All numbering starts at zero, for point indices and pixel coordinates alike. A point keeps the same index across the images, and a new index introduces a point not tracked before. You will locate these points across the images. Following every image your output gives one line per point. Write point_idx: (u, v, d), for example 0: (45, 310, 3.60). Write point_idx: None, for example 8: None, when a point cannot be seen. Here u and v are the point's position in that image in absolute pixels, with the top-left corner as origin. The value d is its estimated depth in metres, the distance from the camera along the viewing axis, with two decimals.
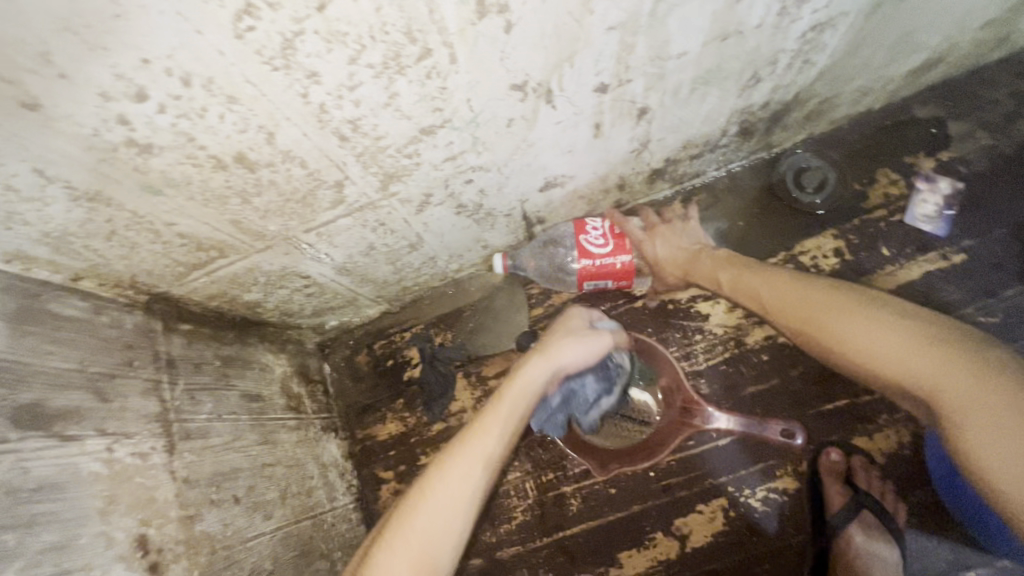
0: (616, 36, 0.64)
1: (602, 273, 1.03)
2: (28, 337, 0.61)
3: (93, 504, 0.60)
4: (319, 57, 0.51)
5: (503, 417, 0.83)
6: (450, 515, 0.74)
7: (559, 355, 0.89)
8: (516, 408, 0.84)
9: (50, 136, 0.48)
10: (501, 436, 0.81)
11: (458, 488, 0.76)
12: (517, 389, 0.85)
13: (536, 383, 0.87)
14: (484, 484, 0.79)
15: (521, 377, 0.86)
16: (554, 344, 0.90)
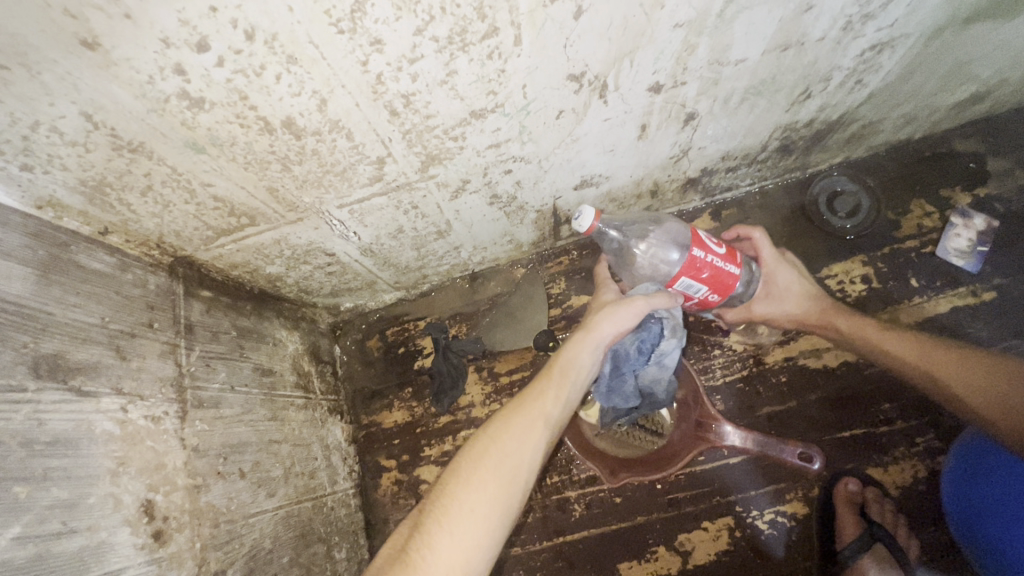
0: (681, 34, 0.63)
1: (708, 277, 0.80)
2: (54, 287, 0.60)
3: (104, 464, 0.59)
4: (386, 24, 0.49)
5: (561, 378, 0.77)
6: (517, 468, 0.68)
7: (605, 320, 0.80)
8: (573, 370, 0.78)
9: (105, 79, 0.47)
10: (560, 396, 0.76)
11: (523, 440, 0.71)
12: (570, 353, 0.79)
13: (589, 351, 0.79)
14: (548, 443, 0.73)
15: (574, 342, 0.80)
16: (602, 310, 0.83)
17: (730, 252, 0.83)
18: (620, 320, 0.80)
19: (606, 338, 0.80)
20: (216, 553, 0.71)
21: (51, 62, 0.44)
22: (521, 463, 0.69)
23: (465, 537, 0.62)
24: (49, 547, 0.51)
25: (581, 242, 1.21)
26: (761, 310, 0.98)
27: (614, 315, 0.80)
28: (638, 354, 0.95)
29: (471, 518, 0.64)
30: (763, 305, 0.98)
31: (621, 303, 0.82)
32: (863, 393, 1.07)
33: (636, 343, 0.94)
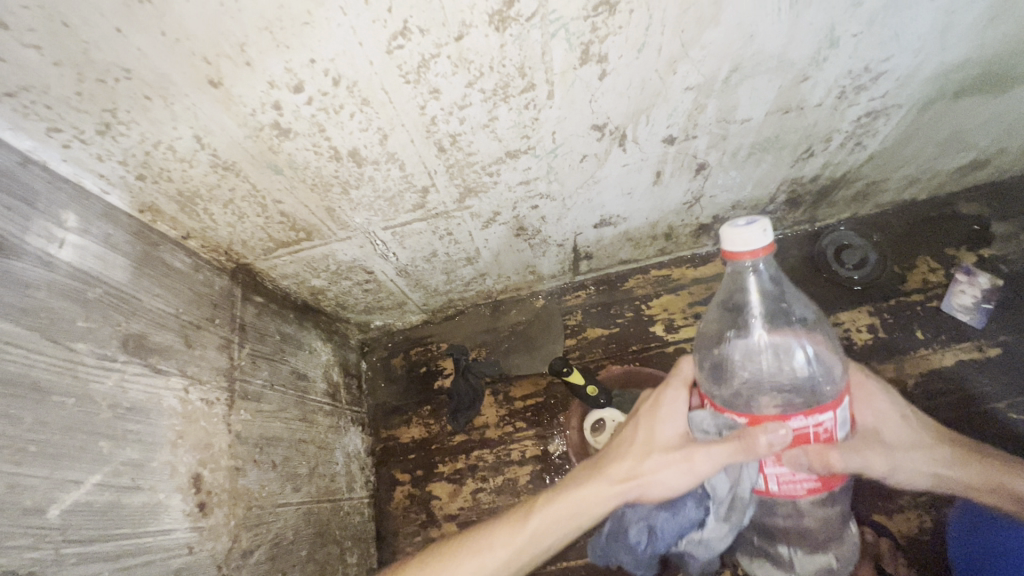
0: (691, 95, 0.73)
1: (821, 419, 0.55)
2: (144, 278, 0.70)
3: (167, 434, 0.67)
4: (444, 77, 0.60)
5: (557, 520, 0.70)
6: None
7: (642, 475, 0.68)
8: (563, 520, 0.70)
9: (219, 110, 0.58)
10: (517, 556, 0.70)
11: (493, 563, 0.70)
12: (566, 505, 0.70)
13: (597, 506, 0.69)
14: None
15: (587, 488, 0.70)
16: (637, 460, 0.69)
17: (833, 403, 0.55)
18: (645, 483, 0.68)
19: (626, 492, 0.69)
20: (247, 534, 0.77)
21: (182, 95, 0.55)
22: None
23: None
24: (122, 497, 0.58)
25: (598, 278, 1.30)
26: (899, 467, 0.73)
27: (654, 476, 0.67)
28: (661, 535, 0.75)
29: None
30: (900, 456, 0.73)
31: (665, 457, 0.67)
32: None
33: (652, 518, 0.75)
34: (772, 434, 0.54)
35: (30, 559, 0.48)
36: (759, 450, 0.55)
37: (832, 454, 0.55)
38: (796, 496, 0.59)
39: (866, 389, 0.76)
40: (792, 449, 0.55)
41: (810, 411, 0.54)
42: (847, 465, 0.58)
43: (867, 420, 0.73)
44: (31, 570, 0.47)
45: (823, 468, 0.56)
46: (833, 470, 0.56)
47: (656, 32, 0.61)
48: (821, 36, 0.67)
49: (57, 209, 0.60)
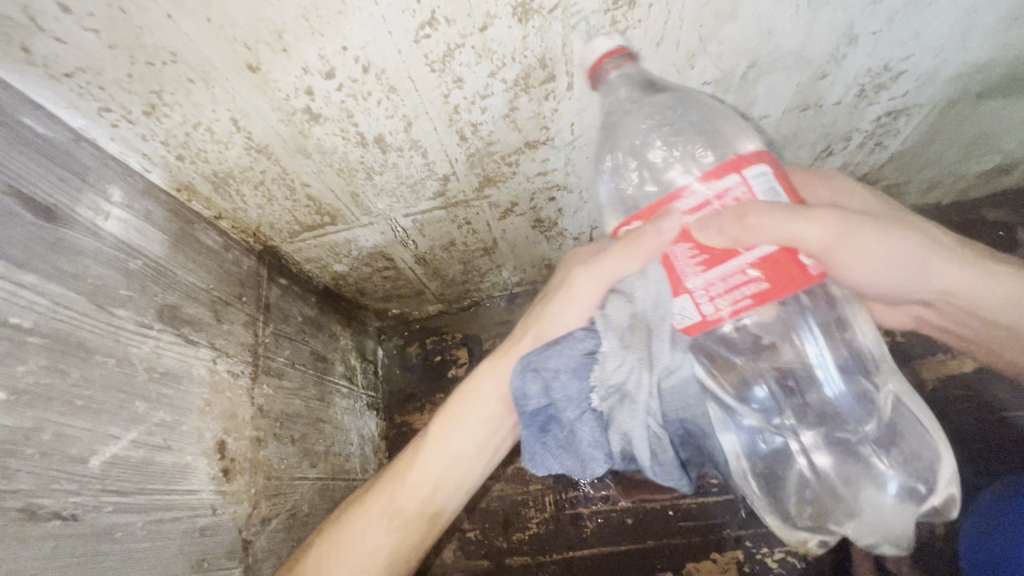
0: (709, 90, 0.75)
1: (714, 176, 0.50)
2: (180, 254, 0.74)
3: (196, 401, 0.71)
4: (468, 66, 0.63)
5: (473, 407, 0.74)
6: (428, 493, 0.73)
7: (534, 331, 0.71)
8: (467, 404, 0.74)
9: (255, 94, 0.62)
10: (432, 450, 0.74)
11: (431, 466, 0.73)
12: (467, 389, 0.75)
13: (493, 379, 0.74)
14: (415, 496, 0.73)
15: (489, 368, 0.74)
16: (535, 319, 0.72)
17: (730, 165, 0.51)
18: (546, 332, 0.70)
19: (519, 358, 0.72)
20: (265, 503, 0.81)
21: (222, 79, 0.59)
22: (430, 492, 0.73)
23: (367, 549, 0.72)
24: (154, 456, 0.62)
25: None
26: (931, 274, 0.66)
27: (551, 318, 0.69)
28: (564, 393, 0.66)
29: (378, 533, 0.72)
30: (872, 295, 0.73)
31: (562, 302, 0.69)
32: None
33: (554, 367, 0.66)
34: (665, 219, 0.52)
35: (72, 503, 0.51)
36: (649, 232, 0.54)
37: (748, 213, 0.48)
38: (739, 313, 0.50)
39: (832, 179, 0.78)
40: (700, 218, 0.50)
41: (705, 178, 0.50)
42: (785, 242, 0.50)
43: (881, 211, 0.71)
44: (73, 514, 0.51)
45: (747, 247, 0.49)
46: (760, 242, 0.49)
47: (675, 26, 0.63)
48: (839, 34, 0.68)
49: (104, 184, 0.64)
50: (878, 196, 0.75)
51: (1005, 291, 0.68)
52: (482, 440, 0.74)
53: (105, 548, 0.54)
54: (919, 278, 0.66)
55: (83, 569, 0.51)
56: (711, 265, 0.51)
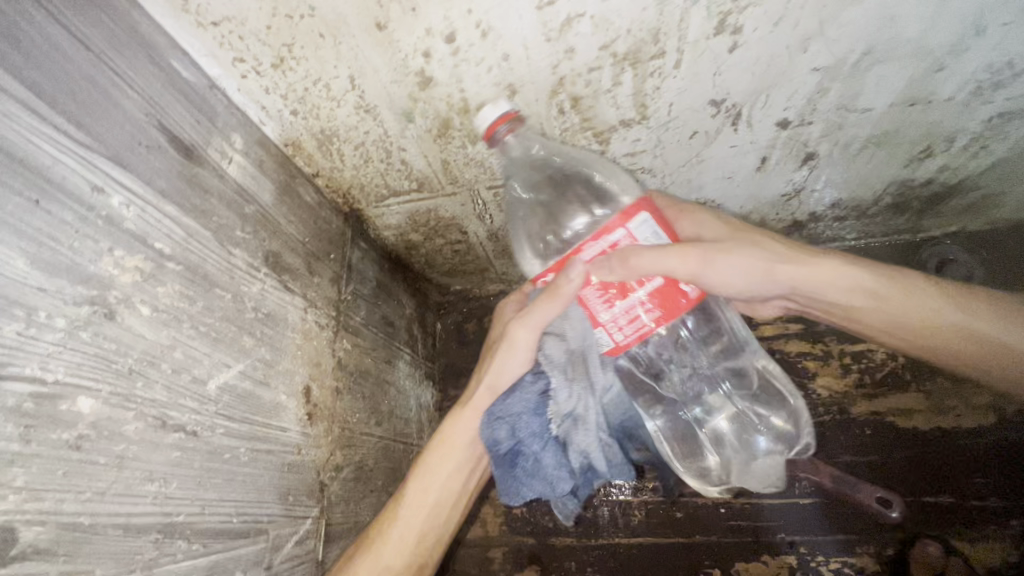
0: (816, 77, 0.73)
1: (608, 232, 0.63)
2: (284, 205, 0.78)
3: (290, 344, 0.74)
4: (583, 36, 0.64)
5: (443, 456, 0.80)
6: (405, 549, 0.77)
7: (487, 380, 0.79)
8: (440, 452, 0.80)
9: (377, 54, 0.64)
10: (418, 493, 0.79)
11: (408, 521, 0.78)
12: (440, 439, 0.81)
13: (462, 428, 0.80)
14: (407, 537, 0.77)
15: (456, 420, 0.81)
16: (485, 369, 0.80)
17: (618, 218, 0.63)
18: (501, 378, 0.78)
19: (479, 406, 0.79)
20: (340, 451, 0.85)
21: (350, 35, 0.62)
22: (406, 547, 0.77)
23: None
24: (256, 390, 0.66)
25: None
26: (781, 276, 0.78)
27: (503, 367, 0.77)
28: (528, 431, 0.74)
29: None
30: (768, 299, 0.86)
31: (506, 352, 0.77)
32: (957, 461, 1.03)
33: (517, 410, 0.74)
34: (573, 271, 0.64)
35: (193, 420, 0.55)
36: (564, 286, 0.65)
37: (637, 259, 0.62)
38: (639, 334, 0.66)
39: (695, 217, 0.90)
40: (597, 262, 0.63)
41: (597, 237, 0.62)
42: (666, 272, 0.65)
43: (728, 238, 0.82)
44: (194, 429, 0.55)
45: (639, 284, 0.64)
46: (646, 276, 0.64)
47: (796, 6, 0.62)
48: (967, 23, 0.65)
49: (229, 131, 0.68)
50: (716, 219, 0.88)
51: (848, 282, 0.78)
52: (454, 491, 0.81)
53: (217, 467, 0.58)
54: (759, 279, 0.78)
55: (200, 482, 0.55)
56: (615, 300, 0.65)
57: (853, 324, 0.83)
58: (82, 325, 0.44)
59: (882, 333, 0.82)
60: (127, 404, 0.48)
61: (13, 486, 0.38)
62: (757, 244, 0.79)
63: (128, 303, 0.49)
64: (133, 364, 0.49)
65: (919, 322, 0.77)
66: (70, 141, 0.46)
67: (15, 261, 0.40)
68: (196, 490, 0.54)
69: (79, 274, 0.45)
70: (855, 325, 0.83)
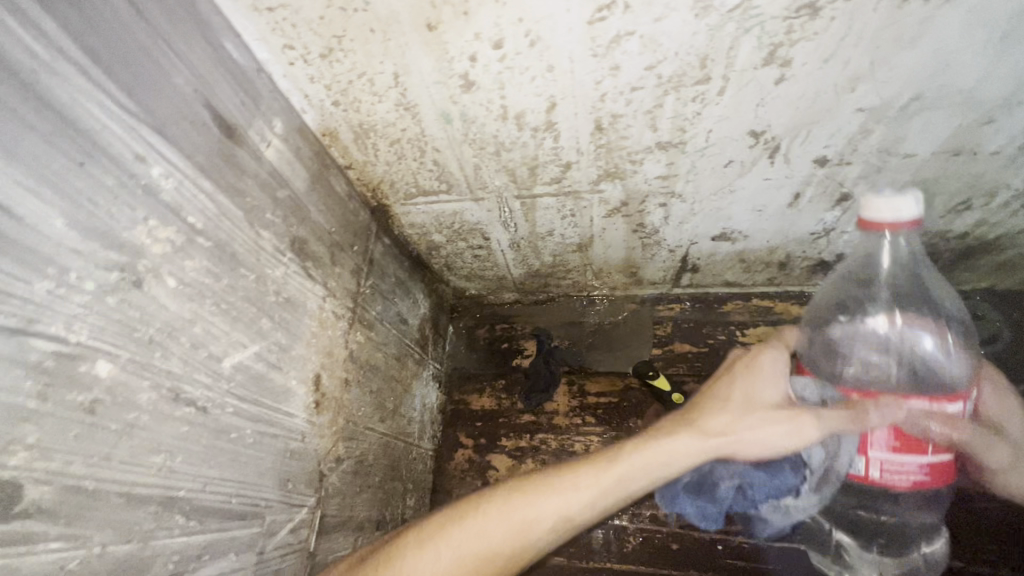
0: (861, 117, 0.72)
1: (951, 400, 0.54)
2: (315, 193, 0.79)
3: (306, 330, 0.75)
4: (630, 55, 0.64)
5: (644, 471, 0.62)
6: (563, 518, 0.60)
7: (748, 428, 0.63)
8: (655, 472, 0.62)
9: (424, 53, 0.65)
10: (603, 499, 0.61)
11: (583, 492, 0.61)
12: (661, 452, 0.63)
13: (689, 459, 0.62)
14: (558, 537, 0.61)
15: (677, 438, 0.64)
16: (736, 420, 0.64)
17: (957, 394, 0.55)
18: (746, 441, 0.63)
19: (721, 450, 0.63)
20: (341, 443, 0.84)
21: (400, 34, 0.62)
22: (567, 518, 0.60)
23: (484, 549, 0.59)
24: (267, 373, 0.66)
25: (697, 295, 1.29)
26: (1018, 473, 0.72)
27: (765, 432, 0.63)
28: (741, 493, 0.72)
29: (490, 542, 0.59)
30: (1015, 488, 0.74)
31: (784, 418, 0.63)
32: (967, 525, 0.98)
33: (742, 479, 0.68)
34: (884, 407, 0.54)
35: (205, 396, 0.55)
36: (866, 420, 0.55)
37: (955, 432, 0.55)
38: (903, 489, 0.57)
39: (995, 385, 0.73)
40: (898, 404, 0.54)
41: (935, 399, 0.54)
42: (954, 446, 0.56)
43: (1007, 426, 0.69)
44: (204, 405, 0.55)
45: (936, 451, 0.55)
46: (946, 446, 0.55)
47: (850, 44, 0.61)
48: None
49: (271, 115, 0.69)
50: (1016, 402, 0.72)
51: None
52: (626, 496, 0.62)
53: (221, 445, 0.57)
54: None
55: (203, 459, 0.55)
56: (901, 451, 0.55)
57: None
58: (110, 290, 0.45)
59: None
60: (142, 373, 0.48)
61: (24, 443, 0.38)
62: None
63: (156, 273, 0.50)
64: (153, 334, 0.49)
65: None
66: (118, 108, 0.46)
67: (54, 220, 0.40)
68: (199, 466, 0.54)
69: (112, 239, 0.45)
70: None
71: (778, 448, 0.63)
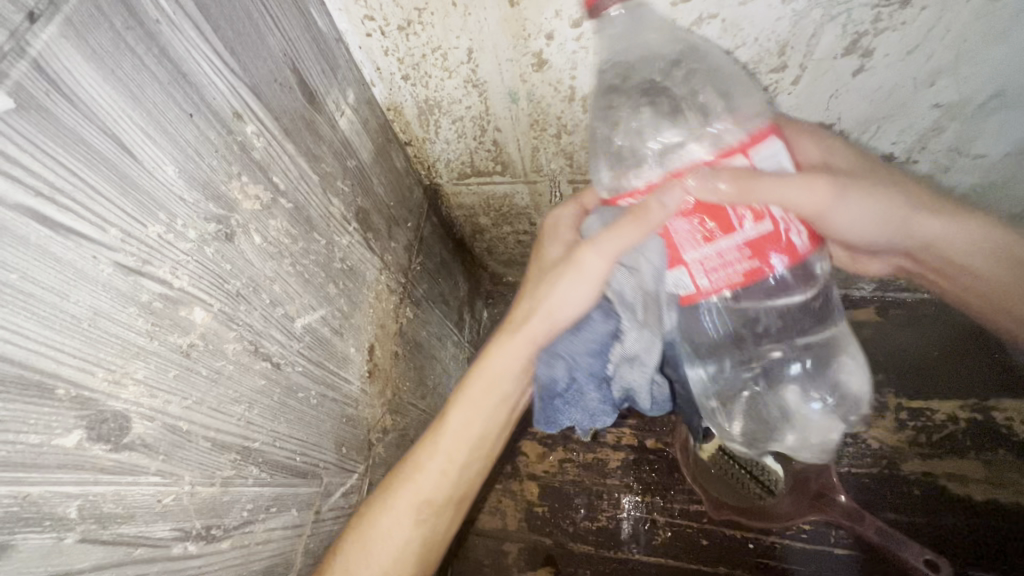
0: (937, 114, 0.70)
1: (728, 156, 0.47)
2: (377, 165, 0.80)
3: (364, 299, 0.76)
4: (709, 39, 0.63)
5: (477, 394, 0.65)
6: (441, 472, 0.64)
7: (549, 298, 0.62)
8: (488, 384, 0.65)
9: (501, 28, 0.65)
10: (455, 437, 0.65)
11: (440, 443, 0.65)
12: (487, 373, 0.65)
13: (518, 359, 0.65)
14: (444, 486, 0.64)
15: (495, 351, 0.66)
16: (535, 300, 0.64)
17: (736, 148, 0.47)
18: (549, 310, 0.62)
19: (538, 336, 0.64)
20: (388, 414, 0.85)
21: (481, 8, 0.63)
22: (443, 471, 0.64)
23: (391, 534, 0.63)
24: (331, 338, 0.67)
25: None
26: (911, 227, 0.62)
27: (567, 292, 0.61)
28: (586, 371, 0.68)
29: (406, 525, 0.63)
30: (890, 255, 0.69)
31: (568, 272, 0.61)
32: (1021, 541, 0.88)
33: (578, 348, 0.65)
34: (669, 196, 0.49)
35: (280, 352, 0.57)
36: (651, 216, 0.50)
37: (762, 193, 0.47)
38: (730, 288, 0.50)
39: (805, 130, 0.66)
40: (704, 175, 0.47)
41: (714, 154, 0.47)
42: (777, 206, 0.48)
43: (861, 168, 0.61)
44: (279, 361, 0.56)
45: (746, 222, 0.49)
46: (759, 210, 0.48)
47: (937, 36, 0.60)
48: None
49: (346, 86, 0.70)
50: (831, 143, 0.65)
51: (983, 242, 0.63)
52: (501, 424, 0.67)
53: (291, 403, 0.59)
54: (907, 239, 0.64)
55: (276, 414, 0.56)
56: (706, 235, 0.49)
57: (950, 296, 0.73)
58: (208, 240, 0.46)
59: (975, 301, 0.70)
60: (230, 325, 0.49)
61: (134, 378, 0.39)
62: (900, 185, 0.62)
63: (245, 229, 0.51)
64: (241, 288, 0.50)
65: (1014, 314, 0.69)
66: (224, 65, 0.48)
67: (166, 168, 0.42)
68: (271, 421, 0.55)
69: (212, 191, 0.46)
70: (942, 288, 0.72)
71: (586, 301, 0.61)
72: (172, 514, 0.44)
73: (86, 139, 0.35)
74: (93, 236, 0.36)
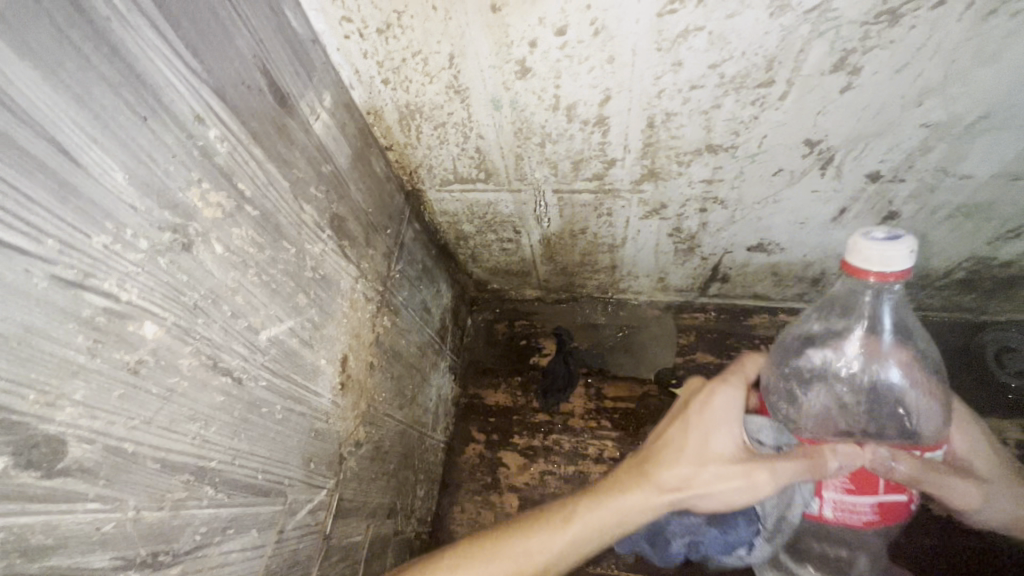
0: (923, 134, 0.69)
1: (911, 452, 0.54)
2: (355, 171, 0.78)
3: (337, 309, 0.73)
4: (695, 52, 0.62)
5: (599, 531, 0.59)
6: (541, 568, 0.58)
7: (709, 477, 0.59)
8: (613, 529, 0.59)
9: (483, 33, 0.63)
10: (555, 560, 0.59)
11: (553, 539, 0.59)
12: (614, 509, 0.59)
13: (648, 513, 0.59)
14: None
15: (628, 494, 0.60)
16: (696, 466, 0.59)
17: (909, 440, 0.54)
18: (702, 495, 0.59)
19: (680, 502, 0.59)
20: (362, 427, 0.83)
21: (463, 13, 0.61)
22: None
23: None
24: (300, 350, 0.64)
25: (722, 305, 1.26)
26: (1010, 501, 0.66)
27: (727, 486, 0.58)
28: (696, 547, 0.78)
29: None
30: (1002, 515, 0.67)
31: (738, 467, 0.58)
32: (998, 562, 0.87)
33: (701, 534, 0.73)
34: (843, 455, 0.54)
35: (241, 367, 0.54)
36: (825, 470, 0.54)
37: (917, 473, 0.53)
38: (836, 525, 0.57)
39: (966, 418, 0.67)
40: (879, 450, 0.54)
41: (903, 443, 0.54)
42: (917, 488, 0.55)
43: (992, 463, 0.65)
44: (241, 375, 0.54)
45: (887, 490, 0.54)
46: (902, 487, 0.54)
47: (925, 55, 0.59)
48: None
49: (322, 88, 0.68)
50: (980, 429, 0.67)
51: None
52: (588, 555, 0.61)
53: (253, 419, 0.56)
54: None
55: (235, 431, 0.53)
56: (853, 494, 0.54)
57: None
58: (162, 251, 0.44)
59: None
60: (185, 338, 0.47)
61: (72, 399, 0.37)
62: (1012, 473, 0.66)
63: (205, 238, 0.48)
64: (199, 300, 0.48)
65: None
66: (184, 66, 0.45)
67: (116, 175, 0.39)
68: (231, 438, 0.53)
69: (168, 200, 0.44)
70: None
71: (733, 504, 0.59)
72: (115, 541, 0.41)
73: (19, 143, 0.33)
74: (25, 248, 0.33)
